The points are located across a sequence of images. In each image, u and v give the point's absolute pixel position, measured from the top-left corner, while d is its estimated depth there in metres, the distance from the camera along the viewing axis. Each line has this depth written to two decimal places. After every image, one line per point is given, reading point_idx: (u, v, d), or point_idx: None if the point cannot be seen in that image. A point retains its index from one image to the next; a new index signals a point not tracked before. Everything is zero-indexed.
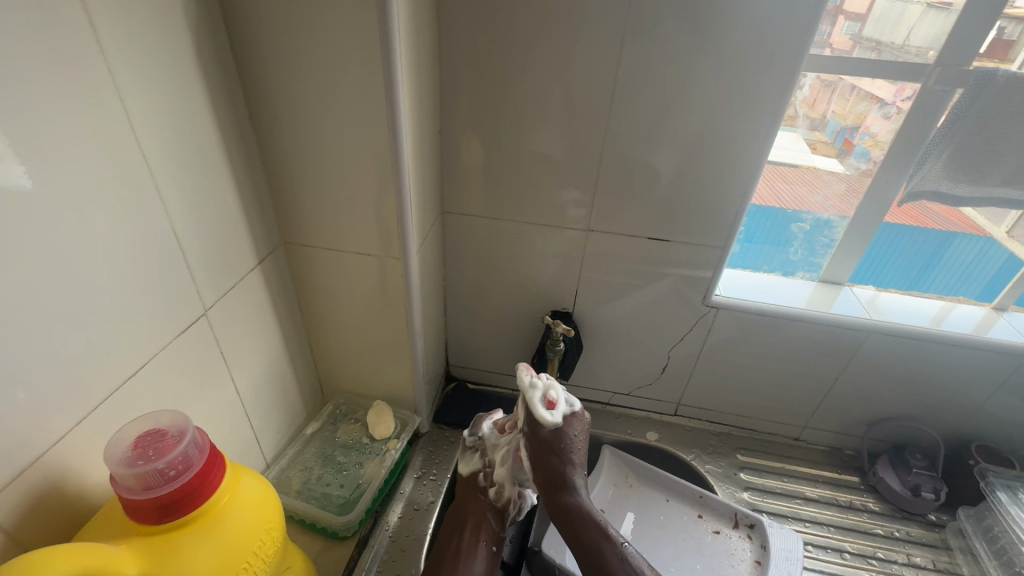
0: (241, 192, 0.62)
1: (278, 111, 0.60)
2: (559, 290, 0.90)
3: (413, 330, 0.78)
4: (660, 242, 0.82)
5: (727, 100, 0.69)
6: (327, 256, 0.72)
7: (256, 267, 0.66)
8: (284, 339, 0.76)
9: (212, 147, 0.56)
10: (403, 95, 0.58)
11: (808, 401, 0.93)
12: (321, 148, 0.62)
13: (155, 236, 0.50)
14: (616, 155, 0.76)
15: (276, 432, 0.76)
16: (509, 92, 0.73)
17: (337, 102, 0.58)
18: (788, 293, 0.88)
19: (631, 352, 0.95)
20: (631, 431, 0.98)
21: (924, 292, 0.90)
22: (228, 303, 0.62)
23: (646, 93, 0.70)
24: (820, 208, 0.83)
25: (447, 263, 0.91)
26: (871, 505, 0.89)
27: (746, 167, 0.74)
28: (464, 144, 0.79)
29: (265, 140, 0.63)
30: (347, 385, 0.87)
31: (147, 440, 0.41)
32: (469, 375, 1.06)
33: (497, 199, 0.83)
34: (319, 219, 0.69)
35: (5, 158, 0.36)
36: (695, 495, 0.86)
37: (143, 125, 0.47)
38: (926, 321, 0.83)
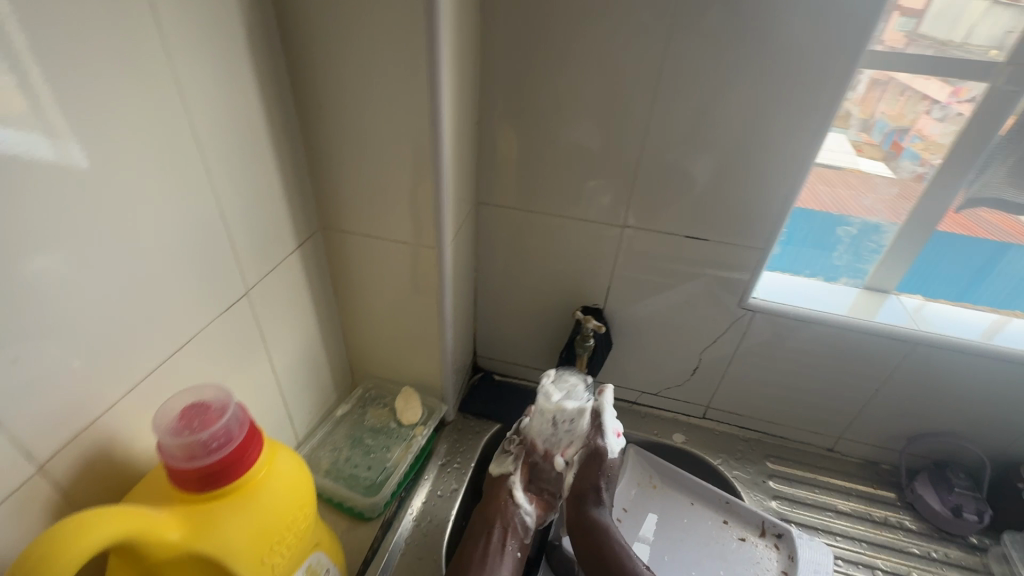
0: (284, 176, 0.63)
1: (322, 98, 0.61)
2: (590, 285, 0.90)
3: (443, 319, 0.79)
4: (697, 241, 0.80)
5: (777, 97, 0.67)
6: (362, 243, 0.73)
7: (296, 250, 0.68)
8: (319, 323, 0.78)
9: (258, 131, 0.57)
10: (445, 83, 0.58)
11: (844, 411, 0.90)
12: (363, 134, 0.63)
13: (203, 216, 0.52)
14: (656, 151, 0.74)
15: (307, 411, 0.78)
16: (548, 84, 0.73)
17: (379, 90, 0.59)
18: (828, 298, 0.85)
19: (661, 351, 0.93)
20: (656, 432, 0.97)
21: (977, 304, 0.84)
22: (268, 284, 0.64)
23: (691, 89, 0.68)
24: (868, 212, 0.80)
25: (479, 255, 0.92)
26: (907, 523, 0.85)
27: (793, 167, 0.71)
28: (502, 135, 0.79)
29: (309, 126, 0.64)
30: (376, 370, 0.89)
31: (192, 412, 0.43)
32: (496, 366, 1.06)
33: (531, 191, 0.82)
34: (357, 206, 0.70)
35: (65, 138, 0.38)
36: (721, 501, 0.84)
37: (197, 109, 0.49)
38: (976, 334, 0.79)
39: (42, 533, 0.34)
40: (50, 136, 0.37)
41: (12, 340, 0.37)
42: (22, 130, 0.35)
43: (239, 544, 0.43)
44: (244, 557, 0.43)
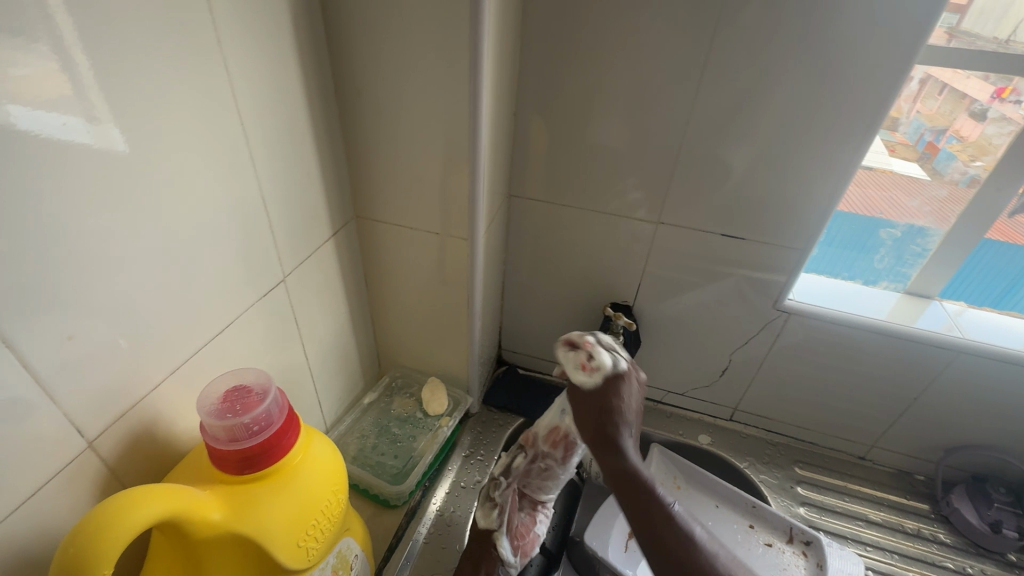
0: (322, 164, 0.63)
1: (362, 86, 0.61)
2: (620, 282, 0.88)
3: (472, 311, 0.78)
4: (734, 240, 0.78)
5: (826, 92, 0.64)
6: (395, 233, 0.73)
7: (330, 239, 0.68)
8: (349, 311, 0.78)
9: (298, 119, 0.57)
10: (486, 73, 0.57)
11: (879, 419, 0.87)
12: (401, 124, 0.63)
13: (245, 203, 0.52)
14: (696, 146, 0.72)
15: (336, 398, 0.79)
16: (587, 75, 0.71)
17: (419, 80, 0.58)
18: (867, 302, 0.82)
19: (690, 351, 0.92)
20: (681, 432, 0.96)
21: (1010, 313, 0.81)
22: (303, 272, 0.64)
23: (735, 82, 0.66)
24: (916, 214, 0.77)
25: (508, 248, 0.91)
26: (941, 536, 0.83)
27: (840, 165, 0.68)
28: (537, 128, 0.78)
29: (347, 115, 0.64)
30: (403, 360, 0.89)
31: (235, 396, 0.44)
32: (520, 360, 1.06)
33: (564, 185, 0.81)
34: (391, 196, 0.70)
35: (105, 121, 0.38)
36: (748, 505, 0.83)
37: (242, 96, 0.49)
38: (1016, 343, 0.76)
39: (81, 517, 0.35)
40: (92, 119, 0.37)
41: (64, 320, 0.38)
42: (63, 113, 0.35)
43: (275, 528, 0.43)
44: (280, 540, 0.44)
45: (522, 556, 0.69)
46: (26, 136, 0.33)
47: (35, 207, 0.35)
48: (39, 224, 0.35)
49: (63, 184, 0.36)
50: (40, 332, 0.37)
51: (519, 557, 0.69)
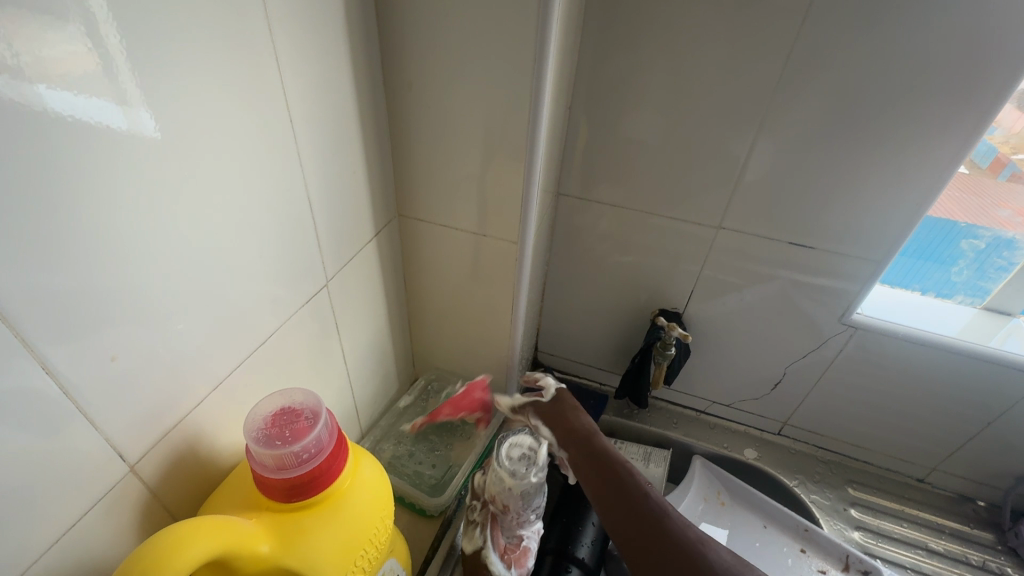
0: (368, 162, 0.59)
1: (412, 78, 0.56)
2: (670, 288, 0.83)
3: (516, 316, 0.75)
4: (801, 249, 0.73)
5: (926, 91, 0.57)
6: (439, 233, 0.69)
7: (373, 239, 0.65)
8: (387, 313, 0.75)
9: (346, 112, 0.53)
10: (552, 66, 0.52)
11: (945, 442, 0.82)
12: (453, 118, 0.58)
13: (290, 205, 0.49)
14: (769, 146, 0.66)
15: (372, 403, 0.76)
16: (653, 67, 0.65)
17: (477, 73, 0.54)
18: (942, 318, 0.76)
19: (741, 362, 0.87)
20: (726, 446, 0.92)
21: None
22: (345, 274, 0.61)
23: (820, 78, 0.60)
24: (1005, 226, 0.70)
25: (552, 248, 0.87)
26: (1009, 570, 0.77)
27: (931, 172, 0.62)
28: (592, 122, 0.72)
29: (394, 108, 0.60)
30: (440, 361, 0.86)
31: (282, 420, 0.40)
32: (556, 363, 1.02)
33: (617, 185, 0.76)
34: (437, 195, 0.65)
35: (135, 103, 0.33)
36: (800, 528, 0.79)
37: (290, 90, 0.45)
38: None
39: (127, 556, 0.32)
40: (122, 102, 0.32)
41: (105, 341, 0.35)
42: (94, 96, 0.30)
43: (324, 559, 0.41)
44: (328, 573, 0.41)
45: (517, 567, 0.63)
46: (66, 141, 0.30)
47: (75, 217, 0.31)
48: (83, 239, 0.32)
49: (105, 192, 0.32)
50: (81, 354, 0.33)
51: (515, 568, 0.63)
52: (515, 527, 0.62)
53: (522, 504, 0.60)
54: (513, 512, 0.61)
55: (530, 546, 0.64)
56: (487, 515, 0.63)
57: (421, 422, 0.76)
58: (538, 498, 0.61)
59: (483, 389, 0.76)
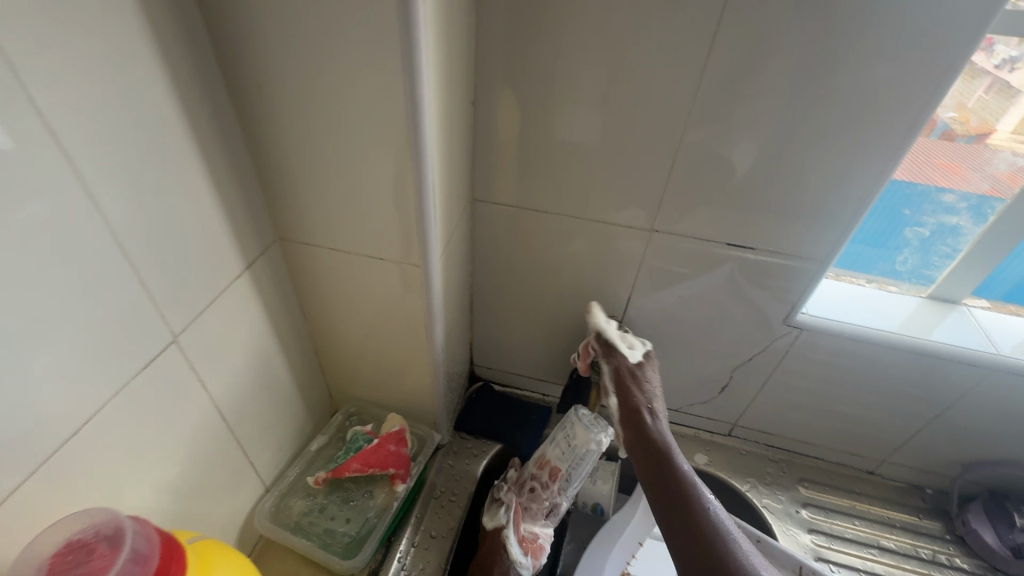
0: (220, 185, 0.49)
1: (261, 79, 0.46)
2: (605, 295, 0.77)
3: (433, 342, 0.67)
4: (742, 250, 0.67)
5: (852, 80, 0.52)
6: (331, 258, 0.60)
7: (245, 273, 0.55)
8: (284, 351, 0.65)
9: (174, 133, 0.43)
10: (426, 65, 0.44)
11: (892, 435, 0.79)
12: (322, 130, 0.49)
13: (95, 257, 0.39)
14: (693, 142, 0.60)
15: (276, 451, 0.67)
16: (557, 57, 0.57)
17: (338, 71, 0.44)
18: (886, 310, 0.72)
19: (686, 366, 0.82)
20: (677, 452, 0.87)
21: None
22: (206, 324, 0.51)
23: (740, 66, 0.53)
24: (948, 211, 0.66)
25: (475, 258, 0.78)
26: (958, 560, 0.76)
27: (864, 167, 0.57)
28: (501, 120, 0.64)
29: (249, 117, 0.49)
30: (358, 393, 0.77)
31: (72, 559, 0.34)
32: (495, 376, 0.95)
33: (536, 188, 0.68)
34: (323, 217, 0.56)
35: None
36: (753, 539, 0.74)
37: (66, 112, 0.34)
38: None
39: None
40: None
41: None
42: None
43: None
44: None
45: (532, 557, 0.69)
46: None
47: None
48: None
49: None
50: None
51: (529, 557, 0.69)
52: (540, 512, 0.73)
53: (566, 479, 0.72)
54: (551, 493, 0.72)
55: (544, 543, 0.71)
56: (523, 496, 0.73)
57: (324, 476, 0.66)
58: (573, 487, 0.74)
59: (399, 441, 0.68)
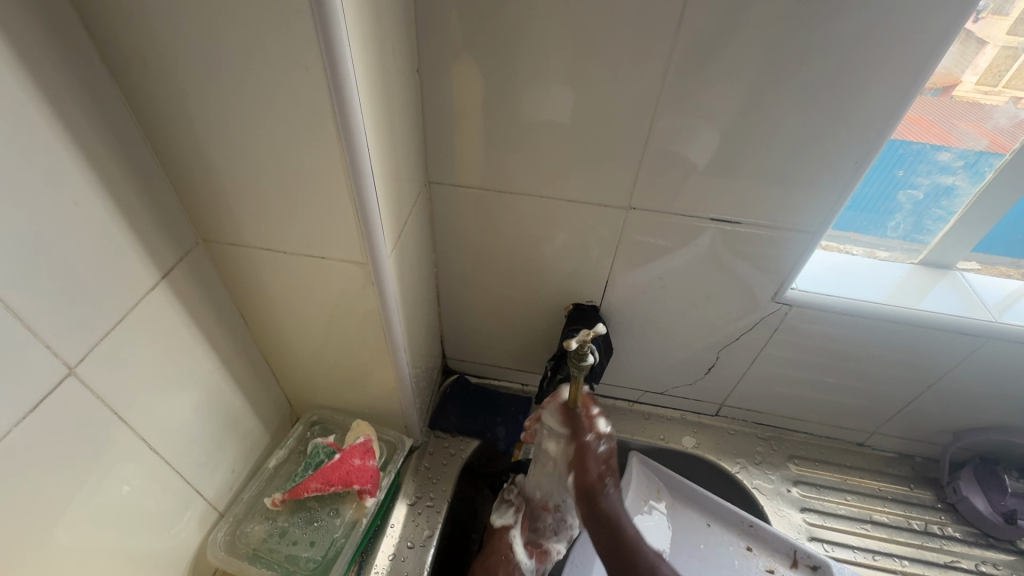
0: (112, 183, 0.41)
1: (146, 53, 0.38)
2: (580, 278, 0.71)
3: (394, 344, 0.61)
4: (726, 224, 0.61)
5: (842, 30, 0.46)
6: (265, 258, 0.53)
7: (160, 284, 0.47)
8: (226, 365, 0.58)
9: (36, 123, 0.35)
10: (346, 27, 0.36)
11: (883, 407, 0.77)
12: (233, 113, 0.41)
13: None
14: (668, 109, 0.53)
15: (227, 475, 0.60)
16: (510, 15, 0.49)
17: (239, 38, 0.37)
18: (878, 280, 0.68)
19: (670, 348, 0.77)
20: (664, 437, 0.83)
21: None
22: (109, 349, 0.43)
23: (718, 20, 0.47)
24: (943, 171, 0.61)
25: (437, 246, 0.72)
26: (950, 529, 0.75)
27: (854, 126, 0.52)
28: (452, 92, 0.56)
29: (139, 99, 0.41)
30: (319, 400, 0.71)
31: None
32: (470, 368, 0.89)
33: (498, 166, 0.61)
34: (249, 214, 0.48)
35: None
36: (745, 523, 0.73)
37: None
38: None
39: None
40: None
41: None
42: None
43: None
44: None
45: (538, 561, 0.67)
46: None
47: None
48: None
49: None
50: None
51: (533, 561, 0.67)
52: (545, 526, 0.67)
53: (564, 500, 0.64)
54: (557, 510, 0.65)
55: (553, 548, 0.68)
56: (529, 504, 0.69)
57: (282, 498, 0.60)
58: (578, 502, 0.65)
59: (365, 454, 0.63)
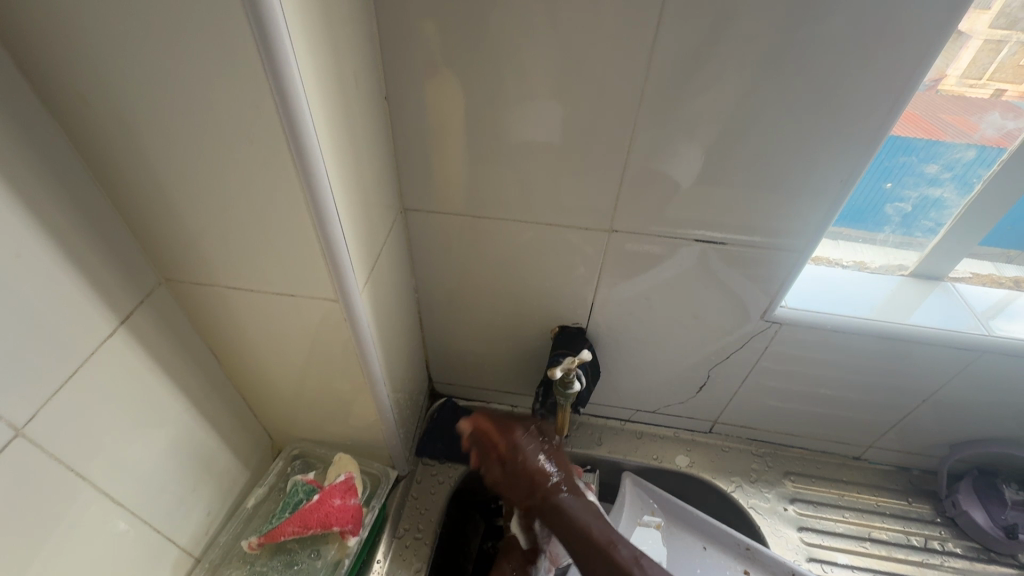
0: (60, 229, 0.39)
1: (90, 95, 0.37)
2: (564, 301, 0.70)
3: (372, 376, 0.59)
4: (709, 242, 0.60)
5: (813, 47, 0.45)
6: (232, 296, 0.51)
7: (119, 330, 0.45)
8: (199, 405, 0.56)
9: None
10: (296, 61, 0.35)
11: (878, 421, 0.76)
12: (187, 153, 0.39)
13: None
14: (642, 129, 0.52)
15: (201, 519, 0.58)
16: (475, 38, 0.48)
17: (188, 77, 0.35)
18: (869, 294, 0.67)
19: (660, 367, 0.76)
20: (657, 456, 0.82)
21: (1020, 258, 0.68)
22: (65, 403, 0.41)
23: (687, 41, 0.46)
24: (931, 183, 0.60)
25: (416, 271, 0.70)
26: (951, 545, 0.74)
27: (835, 144, 0.50)
28: (422, 117, 0.55)
29: (86, 141, 0.39)
30: (300, 433, 0.69)
31: None
32: (457, 391, 0.87)
33: (474, 191, 0.60)
34: (213, 252, 0.46)
35: None
36: (741, 546, 0.71)
37: None
38: None
39: None
40: None
41: None
42: None
43: None
44: None
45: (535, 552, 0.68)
46: None
47: None
48: None
49: None
50: None
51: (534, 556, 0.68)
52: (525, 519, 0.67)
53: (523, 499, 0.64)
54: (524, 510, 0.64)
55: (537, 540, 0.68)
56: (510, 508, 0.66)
57: (258, 541, 0.58)
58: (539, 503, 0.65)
59: (346, 493, 0.61)
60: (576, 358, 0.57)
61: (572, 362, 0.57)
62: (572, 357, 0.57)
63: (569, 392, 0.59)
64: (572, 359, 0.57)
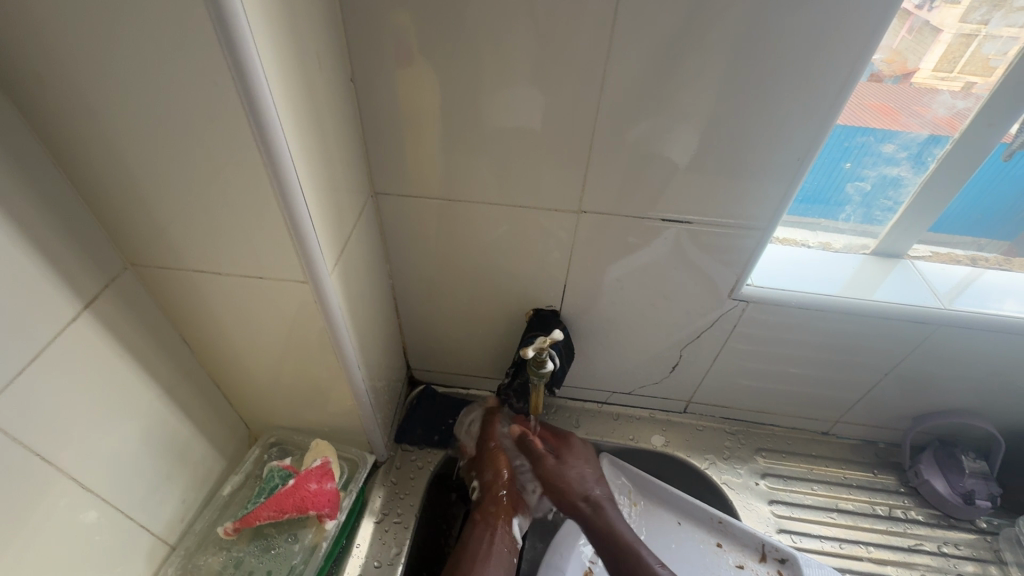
0: (15, 210, 0.38)
1: (42, 72, 0.36)
2: (538, 284, 0.71)
3: (346, 360, 0.59)
4: (676, 223, 0.61)
5: (770, 27, 0.46)
6: (199, 280, 0.50)
7: (83, 315, 0.44)
8: (171, 393, 0.56)
9: None
10: (253, 39, 0.35)
11: (845, 396, 0.78)
12: (145, 132, 0.39)
13: None
14: (609, 110, 0.53)
15: (175, 507, 0.58)
16: (440, 20, 0.48)
17: (142, 54, 0.35)
18: (833, 272, 0.69)
19: (634, 349, 0.77)
20: (633, 436, 0.83)
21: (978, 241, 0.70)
22: (29, 389, 0.41)
23: (649, 21, 0.47)
24: (888, 162, 0.62)
25: (390, 257, 0.70)
26: (913, 513, 0.77)
27: (794, 124, 0.52)
28: (390, 100, 0.55)
29: (40, 121, 0.39)
30: (277, 421, 0.69)
31: None
32: (435, 378, 0.88)
33: (445, 174, 0.60)
34: (178, 235, 0.46)
35: None
36: (714, 520, 0.73)
37: None
38: (993, 304, 0.66)
39: None
40: None
41: None
42: None
43: None
44: None
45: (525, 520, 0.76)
46: None
47: None
48: None
49: None
50: None
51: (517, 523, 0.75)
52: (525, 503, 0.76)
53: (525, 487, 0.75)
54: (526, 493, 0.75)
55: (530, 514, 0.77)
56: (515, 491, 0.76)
57: (234, 527, 0.58)
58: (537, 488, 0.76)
59: (322, 477, 0.62)
60: (547, 337, 0.58)
61: (543, 341, 0.58)
62: (543, 336, 0.59)
63: (545, 372, 0.60)
64: (544, 337, 0.59)
